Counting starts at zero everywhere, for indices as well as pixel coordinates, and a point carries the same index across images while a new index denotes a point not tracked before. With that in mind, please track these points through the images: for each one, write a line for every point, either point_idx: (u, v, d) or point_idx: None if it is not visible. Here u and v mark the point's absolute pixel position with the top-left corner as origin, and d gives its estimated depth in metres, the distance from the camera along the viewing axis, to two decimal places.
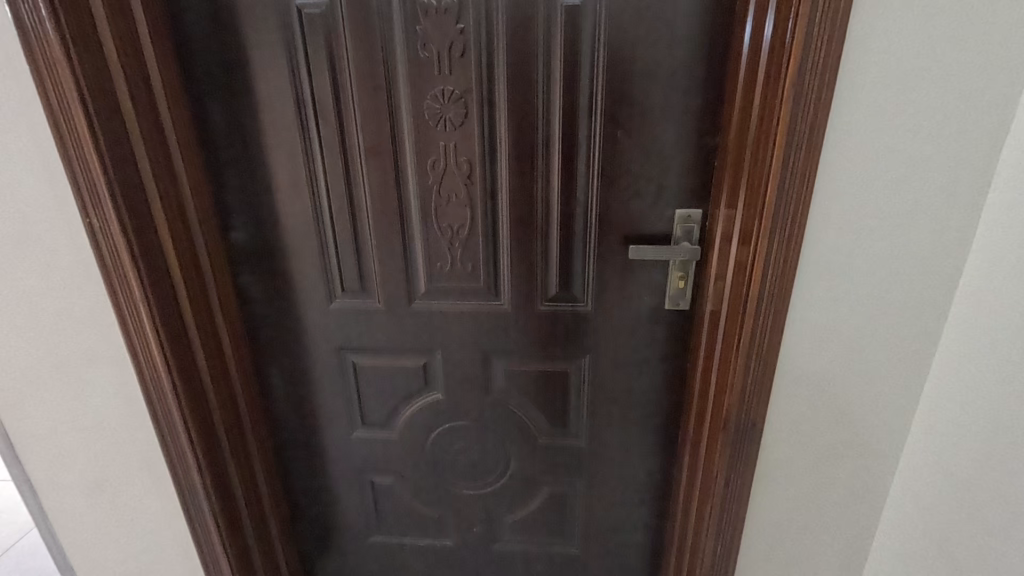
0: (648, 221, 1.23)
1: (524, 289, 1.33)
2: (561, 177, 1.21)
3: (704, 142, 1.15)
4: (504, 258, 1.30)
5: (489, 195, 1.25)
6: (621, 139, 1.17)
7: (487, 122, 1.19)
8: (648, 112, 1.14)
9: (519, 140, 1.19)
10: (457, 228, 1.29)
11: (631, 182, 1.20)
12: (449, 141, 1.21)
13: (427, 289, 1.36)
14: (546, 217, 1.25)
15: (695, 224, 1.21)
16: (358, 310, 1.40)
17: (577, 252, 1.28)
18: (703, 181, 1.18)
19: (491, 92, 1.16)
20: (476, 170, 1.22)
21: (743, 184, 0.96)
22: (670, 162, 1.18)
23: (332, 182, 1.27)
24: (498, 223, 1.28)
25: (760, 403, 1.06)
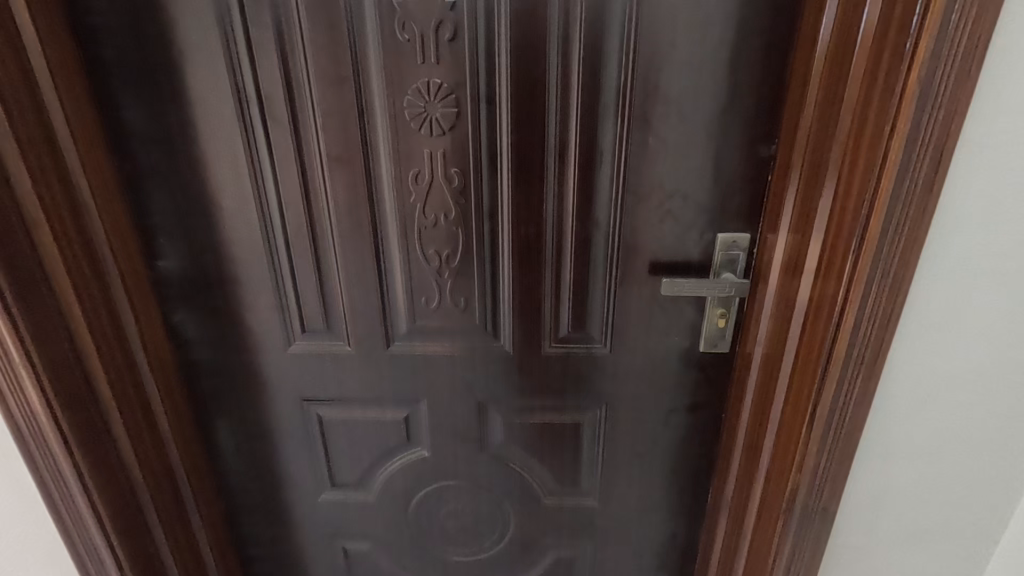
0: (683, 249, 1.01)
1: (530, 329, 1.09)
2: (578, 195, 0.98)
3: (757, 151, 0.93)
4: (506, 292, 1.06)
5: (487, 216, 1.00)
6: (654, 146, 0.93)
7: (485, 126, 0.94)
8: (688, 115, 0.91)
9: (525, 149, 0.95)
10: (446, 257, 1.04)
11: (666, 200, 0.97)
12: (436, 150, 0.95)
13: (410, 329, 1.11)
14: (558, 242, 1.02)
15: (741, 253, 0.99)
16: (324, 355, 1.14)
17: (595, 284, 1.05)
18: (752, 199, 0.96)
19: (490, 86, 0.91)
20: (470, 185, 0.98)
21: (829, 209, 0.74)
22: (713, 178, 0.95)
23: (287, 199, 1.00)
24: (498, 248, 1.03)
25: (835, 480, 0.85)
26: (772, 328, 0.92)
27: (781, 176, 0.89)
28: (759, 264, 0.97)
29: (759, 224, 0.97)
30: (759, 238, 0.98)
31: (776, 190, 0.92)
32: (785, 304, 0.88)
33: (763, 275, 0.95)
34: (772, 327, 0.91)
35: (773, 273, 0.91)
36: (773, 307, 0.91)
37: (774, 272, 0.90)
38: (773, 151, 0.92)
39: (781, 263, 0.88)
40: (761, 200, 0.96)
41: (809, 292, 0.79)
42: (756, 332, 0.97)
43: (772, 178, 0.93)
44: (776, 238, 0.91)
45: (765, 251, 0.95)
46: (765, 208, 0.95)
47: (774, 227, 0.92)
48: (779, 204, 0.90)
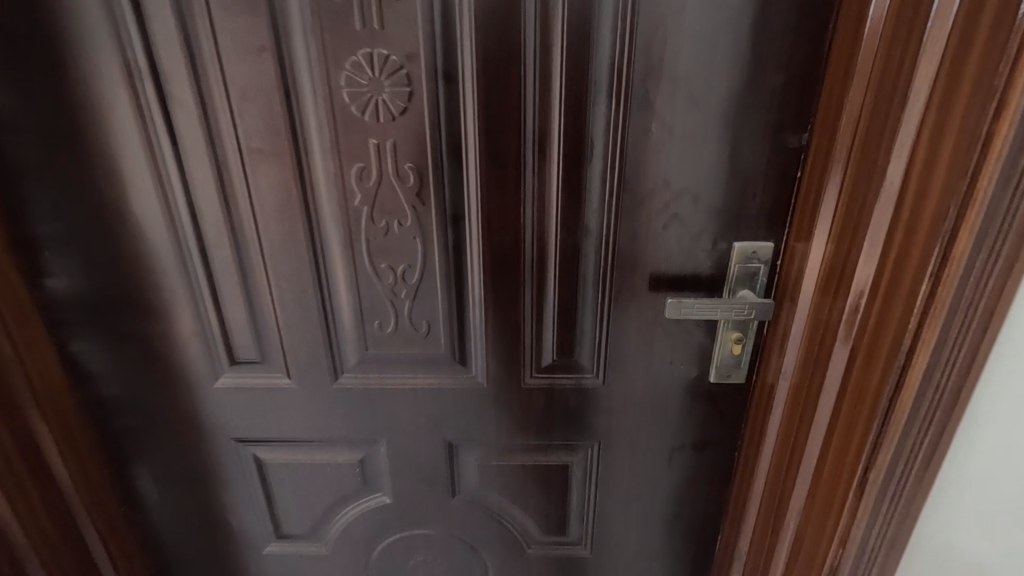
0: (691, 261, 0.83)
1: (507, 358, 0.91)
2: (563, 197, 0.79)
3: (783, 139, 0.74)
4: (477, 314, 0.88)
5: (451, 224, 0.81)
6: (656, 135, 0.75)
7: (446, 110, 0.74)
8: (699, 95, 0.72)
9: (497, 140, 0.76)
10: (403, 273, 0.84)
11: (670, 202, 0.78)
12: (385, 141, 0.76)
13: (361, 358, 0.92)
14: (539, 254, 0.83)
15: (762, 265, 0.81)
16: (258, 390, 0.94)
17: (585, 303, 0.87)
18: (777, 201, 0.78)
19: (450, 60, 0.72)
20: (430, 185, 0.78)
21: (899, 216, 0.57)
22: (729, 174, 0.77)
23: (201, 203, 0.80)
24: (465, 262, 0.84)
25: (889, 557, 0.67)
26: (803, 360, 0.74)
27: (816, 172, 0.71)
28: (784, 281, 0.80)
29: (784, 231, 0.80)
30: (785, 248, 0.80)
31: (807, 191, 0.74)
32: (819, 331, 0.71)
33: (789, 295, 0.78)
34: (804, 359, 0.74)
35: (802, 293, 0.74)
36: (805, 334, 0.74)
37: (804, 291, 0.73)
38: (804, 140, 0.74)
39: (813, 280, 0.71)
40: (788, 202, 0.78)
41: (862, 321, 0.62)
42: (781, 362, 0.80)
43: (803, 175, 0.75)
44: (807, 250, 0.73)
45: (792, 265, 0.78)
46: (793, 211, 0.78)
47: (805, 236, 0.74)
48: (812, 207, 0.72)
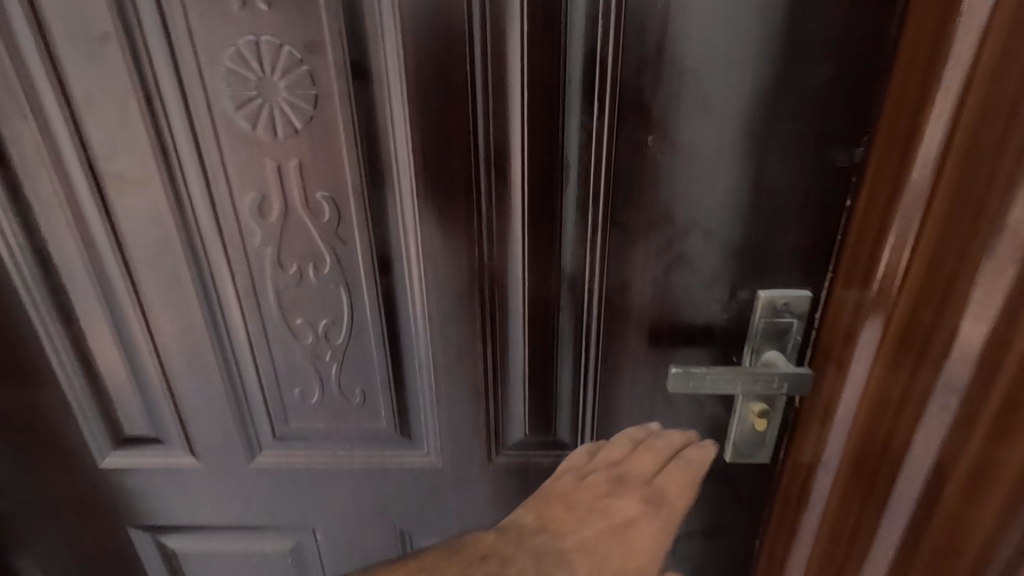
0: (701, 315, 0.63)
1: (466, 433, 0.71)
2: (530, 234, 0.59)
3: (827, 156, 0.54)
4: (425, 381, 0.68)
5: (382, 270, 0.62)
6: (654, 151, 0.54)
7: (365, 121, 0.55)
8: (714, 98, 0.52)
9: (437, 161, 0.56)
10: (326, 331, 0.65)
11: (673, 240, 0.59)
12: (287, 163, 0.56)
13: (282, 432, 0.72)
14: (501, 307, 0.64)
15: (797, 321, 0.62)
16: (157, 470, 0.75)
17: (564, 366, 0.67)
18: (816, 237, 0.58)
19: (367, 52, 0.52)
20: (352, 221, 0.59)
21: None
22: (753, 203, 0.57)
23: (52, 246, 0.61)
24: (406, 317, 0.64)
25: None
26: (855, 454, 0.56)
27: (878, 204, 0.52)
28: (828, 344, 0.60)
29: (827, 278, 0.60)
30: (830, 301, 0.60)
31: (863, 229, 0.54)
32: (882, 423, 0.52)
33: (834, 366, 0.58)
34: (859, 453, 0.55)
35: (860, 367, 0.55)
36: (859, 419, 0.55)
37: (861, 364, 0.54)
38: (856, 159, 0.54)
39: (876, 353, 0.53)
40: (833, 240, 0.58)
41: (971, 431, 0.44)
42: (818, 445, 0.61)
43: (856, 207, 0.55)
44: (864, 309, 0.54)
45: (839, 326, 0.58)
46: (841, 254, 0.58)
47: (861, 291, 0.54)
48: (873, 253, 0.52)
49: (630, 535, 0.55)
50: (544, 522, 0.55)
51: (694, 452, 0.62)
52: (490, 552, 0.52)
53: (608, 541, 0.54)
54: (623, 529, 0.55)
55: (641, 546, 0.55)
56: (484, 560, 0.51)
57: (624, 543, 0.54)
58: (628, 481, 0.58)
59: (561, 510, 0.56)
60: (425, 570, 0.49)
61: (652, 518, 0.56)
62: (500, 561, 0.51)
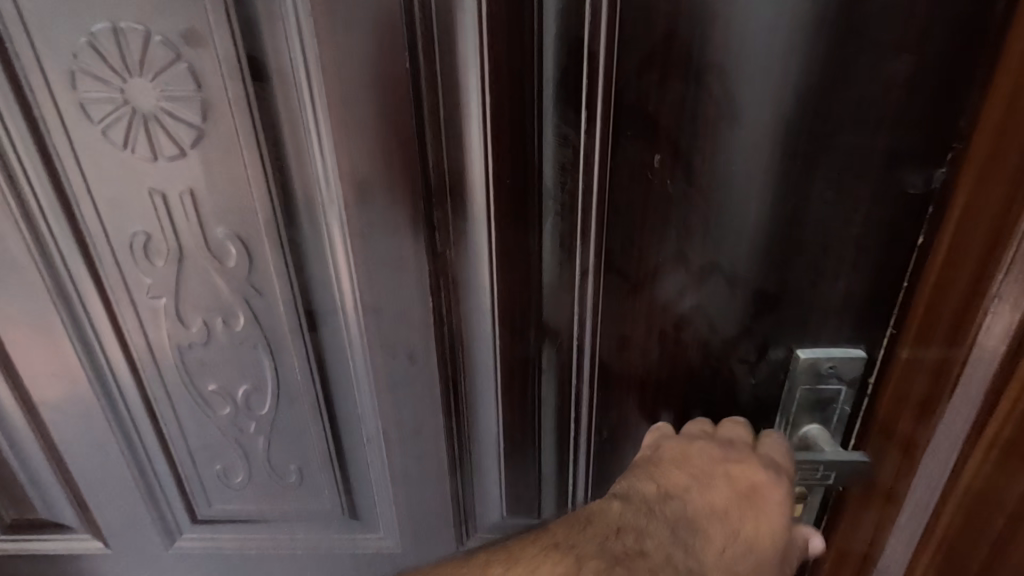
0: (723, 380, 0.48)
1: (428, 515, 0.58)
2: (500, 280, 0.45)
3: (897, 180, 0.40)
4: (374, 456, 0.55)
5: (310, 325, 0.48)
6: (661, 175, 0.40)
7: (270, 137, 0.40)
8: (743, 104, 0.38)
9: (371, 190, 0.42)
10: (245, 399, 0.52)
11: (687, 287, 0.44)
12: (173, 192, 0.42)
13: (203, 513, 0.59)
14: (466, 367, 0.50)
15: (847, 390, 0.47)
16: (58, 555, 0.62)
17: (549, 437, 0.53)
18: (875, 285, 0.43)
19: (265, 44, 0.38)
20: (268, 264, 0.45)
21: None
22: (795, 242, 0.42)
23: None
24: (347, 380, 0.51)
25: None
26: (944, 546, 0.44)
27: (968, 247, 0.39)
28: (892, 419, 0.46)
29: (885, 336, 0.45)
30: (892, 366, 0.46)
31: (942, 286, 0.41)
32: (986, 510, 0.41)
33: (898, 454, 0.45)
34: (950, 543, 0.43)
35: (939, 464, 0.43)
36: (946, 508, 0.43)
37: (941, 460, 0.42)
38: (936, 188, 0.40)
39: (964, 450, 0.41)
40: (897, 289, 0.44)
41: None
42: (878, 536, 0.48)
43: (933, 252, 0.41)
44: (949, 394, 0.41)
45: (908, 405, 0.44)
46: (906, 308, 0.44)
47: (940, 368, 0.42)
48: (962, 325, 0.40)
49: (758, 502, 0.44)
50: (667, 488, 0.44)
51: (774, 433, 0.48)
52: (625, 523, 0.42)
53: (738, 510, 0.44)
54: (751, 496, 0.44)
55: (771, 513, 0.44)
56: (621, 533, 0.41)
57: (751, 513, 0.44)
58: (737, 447, 0.46)
59: (678, 475, 0.45)
60: (561, 546, 0.40)
61: (777, 484, 0.45)
62: (638, 534, 0.41)
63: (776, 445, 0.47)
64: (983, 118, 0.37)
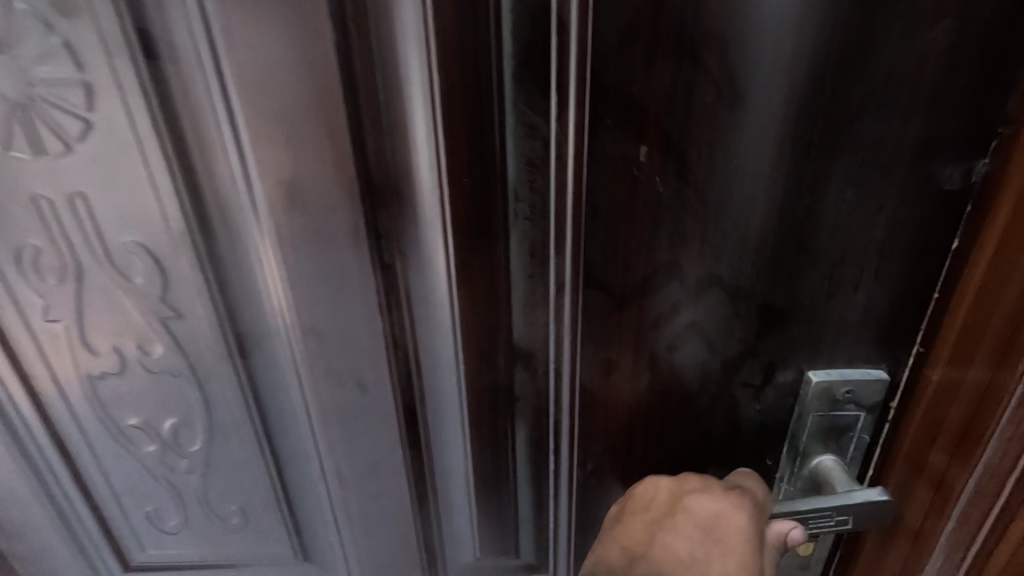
0: (723, 409, 0.42)
1: (391, 557, 0.51)
2: (462, 296, 0.39)
3: (931, 176, 0.33)
4: (326, 496, 0.48)
5: (242, 352, 0.41)
6: (648, 171, 0.33)
7: (171, 130, 0.33)
8: (746, 84, 0.31)
9: (301, 193, 0.35)
10: (173, 435, 0.45)
11: (680, 304, 0.38)
12: (63, 197, 0.35)
13: (137, 560, 0.52)
14: (426, 395, 0.43)
15: (865, 416, 0.41)
16: None
17: (525, 469, 0.47)
18: (902, 299, 0.37)
19: (158, 14, 0.31)
20: (187, 283, 0.38)
21: None
22: (808, 250, 0.36)
23: None
24: (290, 412, 0.44)
25: None
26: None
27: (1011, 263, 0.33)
28: (919, 449, 0.39)
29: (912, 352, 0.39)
30: (919, 386, 0.39)
31: (985, 294, 0.34)
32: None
33: (931, 489, 0.39)
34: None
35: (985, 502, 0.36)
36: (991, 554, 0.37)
37: (985, 499, 0.36)
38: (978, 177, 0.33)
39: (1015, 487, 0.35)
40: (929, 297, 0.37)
41: None
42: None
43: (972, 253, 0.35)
44: (997, 425, 0.35)
45: (941, 434, 0.38)
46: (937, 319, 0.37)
47: (984, 393, 0.35)
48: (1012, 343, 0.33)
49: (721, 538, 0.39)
50: (632, 545, 0.41)
51: (750, 478, 0.42)
52: None
53: (704, 551, 0.39)
54: (713, 531, 0.39)
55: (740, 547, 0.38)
56: None
57: (717, 552, 0.39)
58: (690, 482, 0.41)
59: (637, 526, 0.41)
60: None
61: (735, 516, 0.39)
62: None
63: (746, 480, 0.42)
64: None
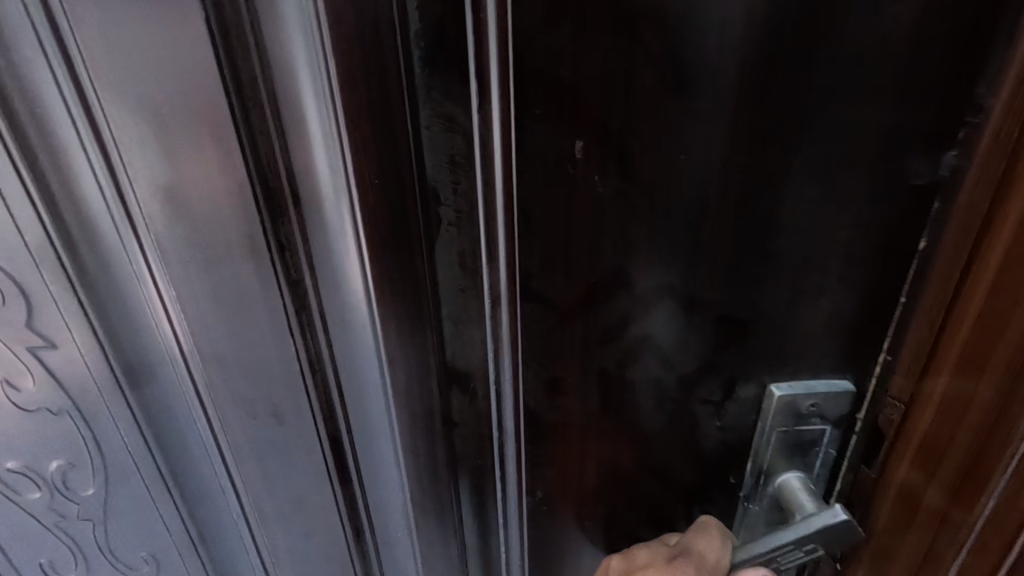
0: (681, 428, 0.38)
1: None
2: (381, 313, 0.33)
3: (897, 171, 0.30)
4: (248, 537, 0.43)
5: (132, 382, 0.36)
6: (588, 168, 0.29)
7: (16, 126, 0.28)
8: (692, 68, 0.27)
9: (182, 199, 0.30)
10: (60, 479, 0.39)
11: (629, 317, 0.34)
12: None
13: None
14: (353, 425, 0.39)
15: (831, 430, 0.38)
16: None
17: (469, 498, 0.43)
18: (868, 305, 0.34)
19: None
20: (56, 305, 0.32)
21: None
22: (767, 255, 0.32)
23: None
24: (197, 447, 0.39)
25: None
26: None
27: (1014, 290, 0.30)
28: (914, 485, 0.36)
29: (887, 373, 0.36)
30: (906, 410, 0.36)
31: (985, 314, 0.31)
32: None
33: (934, 524, 0.36)
34: None
35: (989, 538, 0.34)
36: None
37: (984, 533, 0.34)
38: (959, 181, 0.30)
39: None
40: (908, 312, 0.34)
41: None
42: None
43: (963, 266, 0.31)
44: (1010, 459, 0.32)
45: (939, 465, 0.35)
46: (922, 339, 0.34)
47: (993, 423, 0.32)
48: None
49: None
50: None
51: (701, 536, 0.39)
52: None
53: None
54: None
55: None
56: None
57: None
58: (637, 553, 0.40)
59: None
60: None
61: None
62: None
63: (697, 541, 0.39)
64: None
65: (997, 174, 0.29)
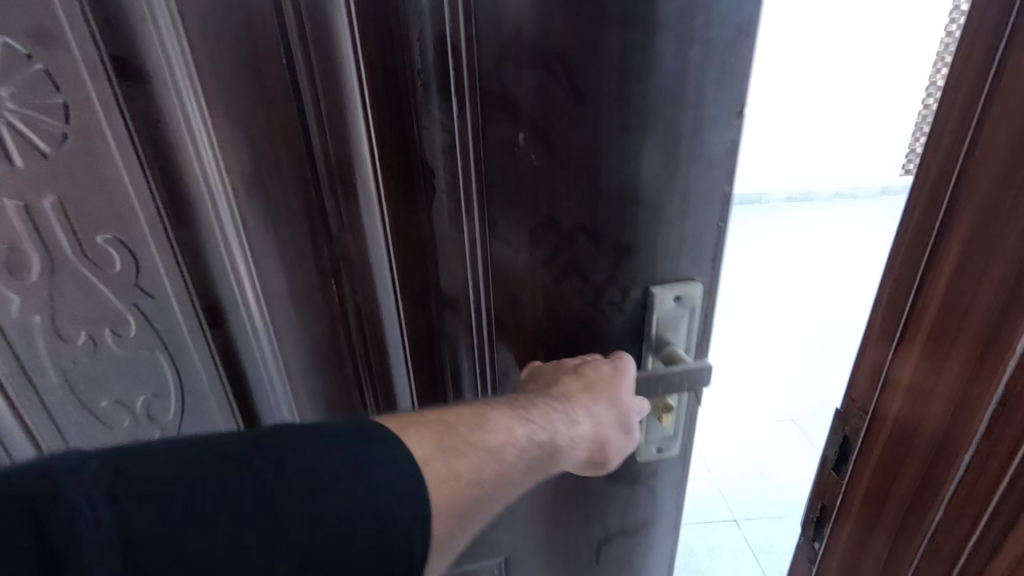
0: (600, 327, 0.54)
1: None
2: (395, 248, 0.51)
3: (707, 141, 0.47)
4: None
5: (210, 323, 0.50)
6: (523, 147, 0.46)
7: (148, 139, 0.42)
8: (582, 85, 0.43)
9: (262, 183, 0.46)
10: (146, 408, 0.51)
11: (558, 246, 0.50)
12: (40, 203, 0.42)
13: None
14: (373, 339, 0.55)
15: (688, 312, 0.54)
16: None
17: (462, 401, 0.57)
18: (703, 228, 0.51)
19: (128, 48, 0.39)
20: (159, 267, 0.46)
21: None
22: (638, 199, 0.49)
23: None
24: (256, 370, 0.53)
25: None
26: None
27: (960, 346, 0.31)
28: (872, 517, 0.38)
29: (853, 384, 0.40)
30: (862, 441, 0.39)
31: (942, 317, 0.32)
32: None
33: (901, 509, 0.36)
34: None
35: None
36: None
37: None
38: (920, 188, 0.33)
39: (969, 549, 0.32)
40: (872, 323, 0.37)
41: None
42: None
43: (932, 237, 0.32)
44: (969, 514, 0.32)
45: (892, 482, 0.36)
46: (862, 383, 0.39)
47: (938, 440, 0.33)
48: (948, 388, 0.32)
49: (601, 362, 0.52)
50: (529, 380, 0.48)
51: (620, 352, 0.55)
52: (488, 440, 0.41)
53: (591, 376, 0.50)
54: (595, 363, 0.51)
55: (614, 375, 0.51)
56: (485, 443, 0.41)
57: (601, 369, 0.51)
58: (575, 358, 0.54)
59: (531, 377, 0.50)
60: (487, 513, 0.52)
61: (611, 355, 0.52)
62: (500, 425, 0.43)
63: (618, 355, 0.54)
64: (992, 83, 0.28)
65: (952, 173, 0.31)
